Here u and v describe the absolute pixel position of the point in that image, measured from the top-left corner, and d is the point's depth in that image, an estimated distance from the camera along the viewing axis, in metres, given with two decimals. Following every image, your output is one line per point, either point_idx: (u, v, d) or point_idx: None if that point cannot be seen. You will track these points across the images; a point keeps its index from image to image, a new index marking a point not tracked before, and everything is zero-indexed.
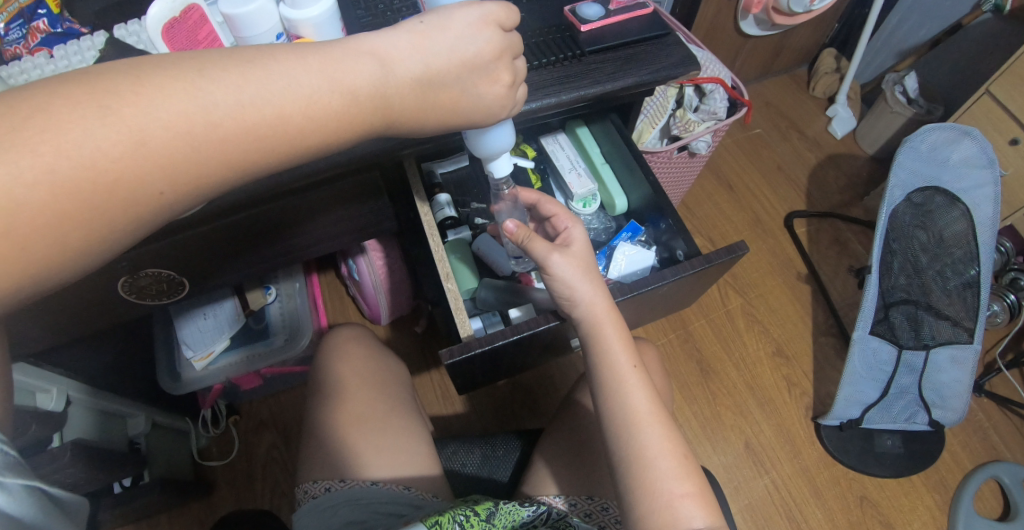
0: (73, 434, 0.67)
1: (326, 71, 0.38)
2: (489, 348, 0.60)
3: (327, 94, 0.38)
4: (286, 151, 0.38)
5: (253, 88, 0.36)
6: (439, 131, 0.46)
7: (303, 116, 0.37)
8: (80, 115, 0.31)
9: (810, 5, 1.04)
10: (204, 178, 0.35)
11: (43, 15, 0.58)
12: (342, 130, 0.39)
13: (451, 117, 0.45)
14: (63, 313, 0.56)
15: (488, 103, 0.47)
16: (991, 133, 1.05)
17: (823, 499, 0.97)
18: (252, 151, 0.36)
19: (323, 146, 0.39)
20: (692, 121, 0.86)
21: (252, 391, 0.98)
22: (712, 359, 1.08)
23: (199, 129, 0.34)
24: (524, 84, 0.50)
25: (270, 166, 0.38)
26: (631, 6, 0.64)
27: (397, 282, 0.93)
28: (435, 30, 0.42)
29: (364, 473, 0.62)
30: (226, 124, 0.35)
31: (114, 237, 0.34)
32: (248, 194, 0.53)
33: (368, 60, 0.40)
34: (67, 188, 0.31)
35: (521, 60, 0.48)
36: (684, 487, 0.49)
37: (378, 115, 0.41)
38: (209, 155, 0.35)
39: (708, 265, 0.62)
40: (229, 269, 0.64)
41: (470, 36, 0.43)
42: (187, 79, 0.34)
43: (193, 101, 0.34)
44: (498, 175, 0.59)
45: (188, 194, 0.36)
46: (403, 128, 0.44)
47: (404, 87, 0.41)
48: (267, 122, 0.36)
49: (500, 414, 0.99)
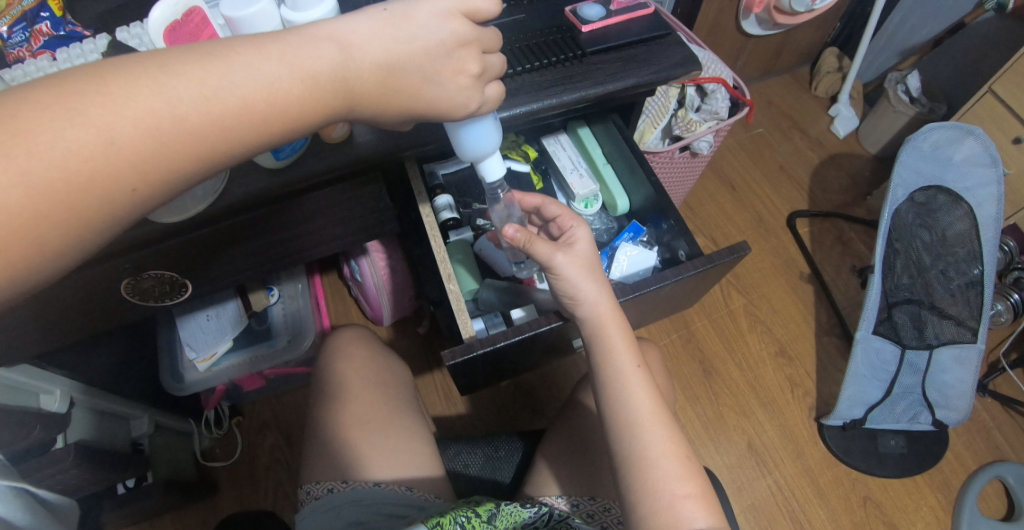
0: (74, 437, 0.66)
1: (286, 58, 0.37)
2: (492, 349, 0.60)
3: (288, 80, 0.37)
4: (254, 140, 0.37)
5: (215, 79, 0.35)
6: (405, 117, 0.45)
7: (266, 103, 0.37)
8: (49, 117, 0.31)
9: (811, 4, 1.04)
10: (176, 171, 0.35)
11: (46, 18, 0.58)
12: (309, 115, 0.39)
13: (415, 105, 0.44)
14: (61, 312, 0.56)
15: (452, 94, 0.44)
16: (994, 131, 1.04)
17: (826, 499, 0.97)
18: (220, 143, 0.36)
19: (290, 133, 0.39)
20: (694, 121, 0.87)
21: (254, 392, 0.98)
22: (715, 359, 1.08)
23: (165, 124, 0.34)
24: (496, 80, 0.48)
25: (242, 155, 0.38)
26: (632, 6, 0.64)
27: (398, 283, 0.92)
28: (399, 21, 0.41)
29: (365, 474, 0.62)
30: (193, 118, 0.34)
31: (97, 233, 0.35)
32: (249, 194, 0.54)
33: (327, 45, 0.38)
34: (42, 188, 0.31)
35: (491, 56, 0.46)
36: (686, 488, 0.49)
37: (341, 98, 0.40)
38: (179, 149, 0.35)
39: (710, 265, 0.61)
40: (230, 270, 0.64)
41: (434, 27, 0.41)
42: (150, 75, 0.34)
43: (158, 97, 0.33)
44: (489, 179, 0.58)
45: (162, 189, 0.36)
46: (371, 113, 0.43)
47: (365, 74, 0.40)
48: (231, 113, 0.36)
49: (502, 414, 0.99)
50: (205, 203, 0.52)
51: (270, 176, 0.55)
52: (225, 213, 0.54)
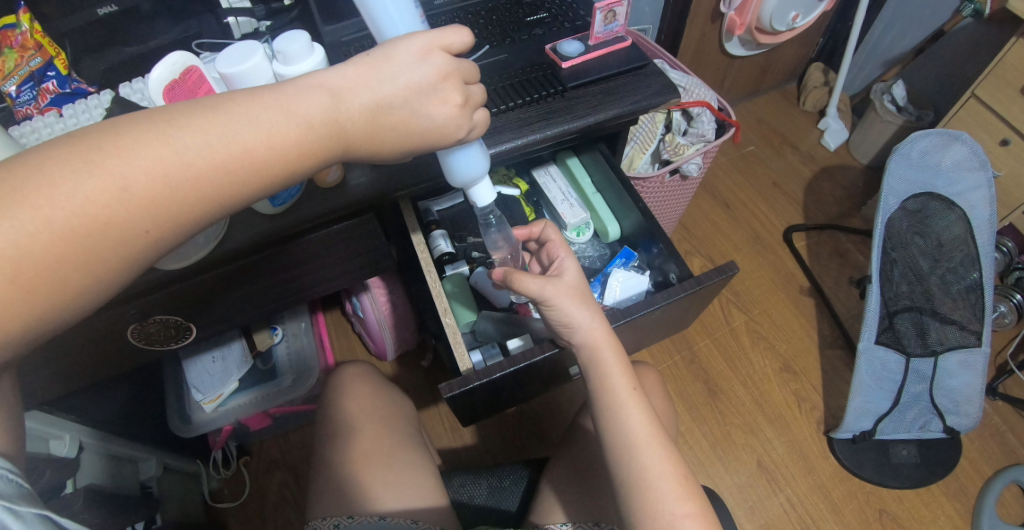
0: (85, 480, 0.67)
1: (281, 106, 0.39)
2: (488, 381, 0.61)
3: (285, 126, 0.39)
4: (256, 183, 0.39)
5: (220, 129, 0.37)
6: (399, 152, 0.47)
7: (266, 147, 0.38)
8: (68, 171, 0.33)
9: (792, 22, 1.09)
10: (186, 216, 0.37)
11: (53, 77, 0.60)
12: (306, 159, 0.40)
13: (406, 139, 0.45)
14: (68, 358, 0.57)
15: (441, 123, 0.46)
16: (981, 135, 1.06)
17: (841, 514, 0.96)
18: (225, 185, 0.37)
19: (290, 174, 0.40)
20: (681, 145, 0.89)
21: (262, 431, 0.99)
22: (719, 378, 1.08)
23: (173, 171, 0.35)
24: (483, 108, 0.50)
25: (248, 198, 0.39)
26: (609, 41, 0.66)
27: (399, 318, 0.94)
28: (381, 64, 0.42)
29: (372, 508, 0.63)
30: (200, 164, 0.36)
31: (111, 276, 0.35)
32: (250, 238, 0.56)
33: (319, 93, 0.40)
34: (63, 234, 0.32)
35: (476, 85, 0.48)
36: (685, 508, 0.49)
37: (335, 140, 0.41)
38: (187, 194, 0.36)
39: (698, 287, 0.62)
40: (236, 313, 0.66)
41: (414, 66, 0.43)
42: (159, 129, 0.35)
43: (166, 147, 0.35)
44: (482, 203, 0.59)
45: (174, 231, 0.37)
46: (366, 152, 0.45)
47: (356, 115, 0.42)
48: (235, 157, 0.37)
49: (508, 444, 0.99)
50: (206, 249, 0.54)
51: (267, 221, 0.57)
52: (229, 256, 0.56)
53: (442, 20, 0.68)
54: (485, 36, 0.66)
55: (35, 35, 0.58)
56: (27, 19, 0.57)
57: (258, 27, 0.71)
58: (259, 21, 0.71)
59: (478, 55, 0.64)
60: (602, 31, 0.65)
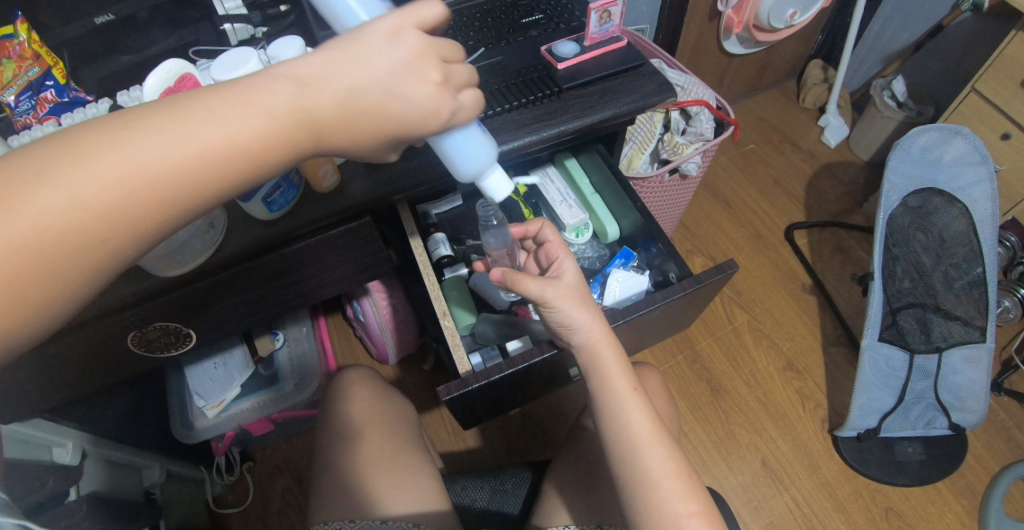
0: (88, 488, 0.66)
1: (244, 100, 0.37)
2: (487, 383, 0.60)
3: (247, 117, 0.36)
4: (223, 184, 0.37)
5: (174, 128, 0.35)
6: (380, 142, 0.42)
7: (226, 143, 0.36)
8: (15, 182, 0.31)
9: (790, 19, 1.09)
10: (148, 223, 0.35)
11: (50, 86, 0.59)
12: (273, 154, 0.38)
13: (385, 125, 0.41)
14: (67, 368, 0.57)
15: (421, 106, 0.41)
16: (982, 129, 1.05)
17: (846, 512, 0.95)
18: (186, 188, 0.35)
19: (258, 173, 0.38)
20: (680, 144, 0.88)
21: (265, 437, 0.98)
22: (722, 377, 1.07)
23: (128, 175, 0.33)
24: (473, 87, 0.45)
25: (216, 200, 0.37)
26: (605, 41, 0.66)
27: (401, 322, 0.94)
28: (351, 46, 0.39)
29: (374, 511, 0.63)
30: (154, 167, 0.34)
31: (77, 289, 0.35)
32: (250, 241, 0.56)
33: (283, 82, 0.38)
34: (14, 248, 0.31)
35: (461, 64, 0.43)
36: (689, 506, 0.49)
37: (305, 131, 0.39)
38: (145, 199, 0.34)
39: (699, 285, 0.62)
40: (236, 319, 0.66)
41: (386, 45, 0.39)
42: (112, 132, 0.34)
43: (120, 150, 0.33)
44: (500, 197, 0.56)
45: (134, 242, 0.35)
46: (345, 145, 0.41)
47: (325, 103, 0.39)
48: (194, 157, 0.35)
49: (511, 446, 0.99)
50: (204, 255, 0.55)
51: (264, 227, 0.57)
52: (232, 259, 0.57)
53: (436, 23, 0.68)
54: (480, 39, 0.66)
55: (34, 45, 0.58)
56: (24, 29, 0.57)
57: (255, 34, 0.69)
58: (256, 26, 0.70)
59: (474, 58, 0.64)
60: (597, 31, 0.65)
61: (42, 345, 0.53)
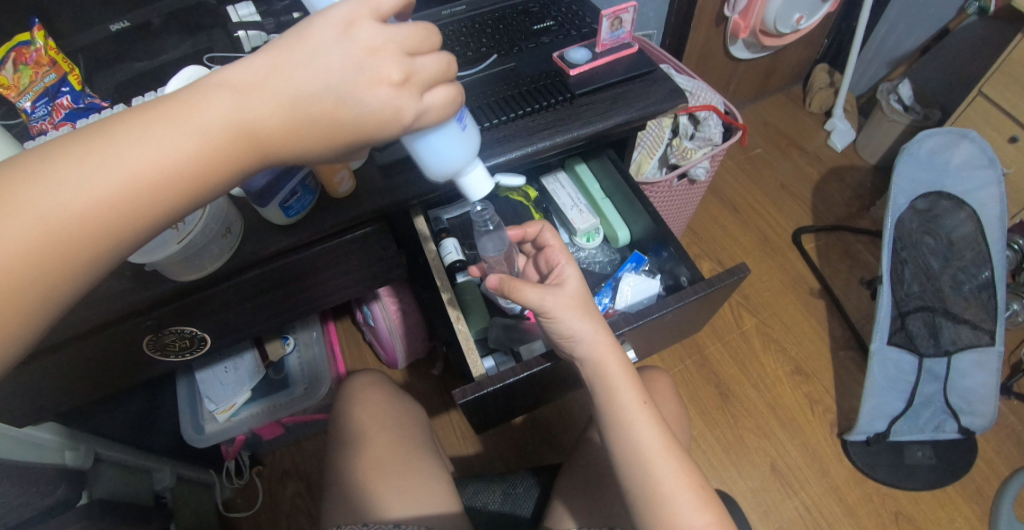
0: (100, 492, 0.65)
1: (173, 120, 0.36)
2: (501, 386, 0.61)
3: (177, 138, 0.36)
4: (157, 212, 0.36)
5: (99, 159, 0.34)
6: (334, 149, 0.40)
7: (155, 168, 0.35)
8: None
9: (797, 24, 1.09)
10: (80, 256, 0.35)
11: (66, 93, 0.60)
12: (208, 175, 0.37)
13: (337, 132, 0.39)
14: (78, 374, 0.58)
15: (377, 108, 0.39)
16: (991, 133, 1.05)
17: (856, 516, 0.95)
18: (115, 221, 0.35)
19: (195, 196, 0.37)
20: (689, 149, 0.89)
21: (274, 440, 0.99)
22: (730, 381, 1.07)
23: (51, 212, 0.33)
24: (444, 83, 0.42)
25: (155, 226, 0.37)
26: (617, 47, 0.67)
27: (411, 325, 0.94)
28: (294, 46, 0.38)
29: (386, 514, 0.63)
30: (79, 202, 0.34)
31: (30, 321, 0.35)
32: (262, 242, 0.57)
33: (218, 95, 0.37)
34: None
35: (425, 58, 0.41)
36: (702, 518, 0.50)
37: (242, 146, 0.38)
38: (72, 234, 0.34)
39: (711, 289, 0.62)
40: (249, 325, 0.66)
41: (335, 44, 0.38)
42: (36, 168, 0.33)
43: (43, 187, 0.33)
44: (476, 196, 0.55)
45: (66, 278, 0.35)
46: (293, 157, 0.40)
47: (265, 113, 0.37)
48: (122, 187, 0.35)
49: (521, 450, 0.99)
50: (220, 261, 0.56)
51: (280, 233, 0.58)
52: (243, 265, 0.57)
53: (446, 30, 0.68)
54: (493, 46, 0.67)
55: (50, 52, 0.59)
56: (41, 36, 0.58)
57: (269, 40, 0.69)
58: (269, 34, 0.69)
59: (488, 64, 0.65)
60: (609, 38, 0.66)
61: (49, 352, 0.54)
